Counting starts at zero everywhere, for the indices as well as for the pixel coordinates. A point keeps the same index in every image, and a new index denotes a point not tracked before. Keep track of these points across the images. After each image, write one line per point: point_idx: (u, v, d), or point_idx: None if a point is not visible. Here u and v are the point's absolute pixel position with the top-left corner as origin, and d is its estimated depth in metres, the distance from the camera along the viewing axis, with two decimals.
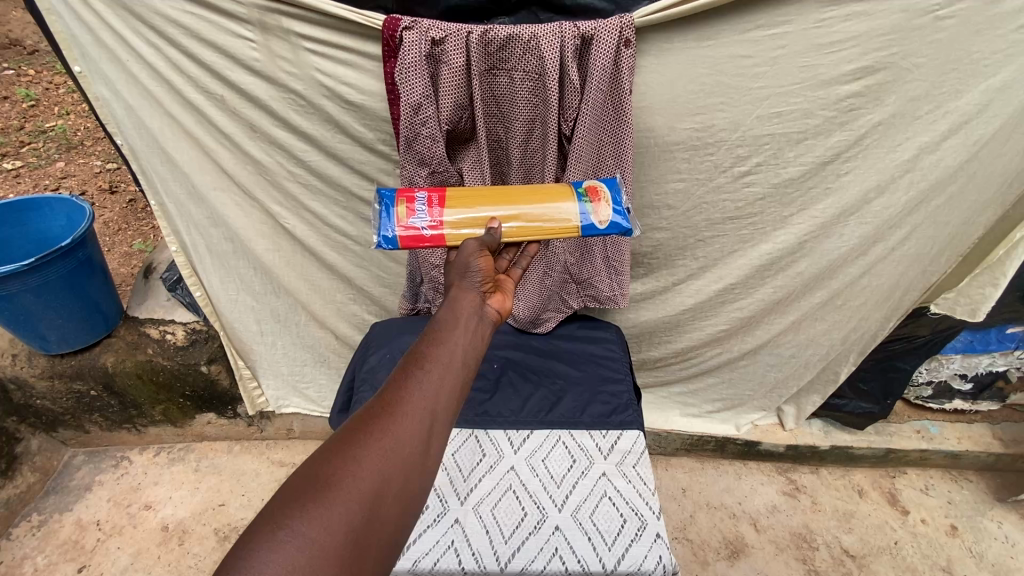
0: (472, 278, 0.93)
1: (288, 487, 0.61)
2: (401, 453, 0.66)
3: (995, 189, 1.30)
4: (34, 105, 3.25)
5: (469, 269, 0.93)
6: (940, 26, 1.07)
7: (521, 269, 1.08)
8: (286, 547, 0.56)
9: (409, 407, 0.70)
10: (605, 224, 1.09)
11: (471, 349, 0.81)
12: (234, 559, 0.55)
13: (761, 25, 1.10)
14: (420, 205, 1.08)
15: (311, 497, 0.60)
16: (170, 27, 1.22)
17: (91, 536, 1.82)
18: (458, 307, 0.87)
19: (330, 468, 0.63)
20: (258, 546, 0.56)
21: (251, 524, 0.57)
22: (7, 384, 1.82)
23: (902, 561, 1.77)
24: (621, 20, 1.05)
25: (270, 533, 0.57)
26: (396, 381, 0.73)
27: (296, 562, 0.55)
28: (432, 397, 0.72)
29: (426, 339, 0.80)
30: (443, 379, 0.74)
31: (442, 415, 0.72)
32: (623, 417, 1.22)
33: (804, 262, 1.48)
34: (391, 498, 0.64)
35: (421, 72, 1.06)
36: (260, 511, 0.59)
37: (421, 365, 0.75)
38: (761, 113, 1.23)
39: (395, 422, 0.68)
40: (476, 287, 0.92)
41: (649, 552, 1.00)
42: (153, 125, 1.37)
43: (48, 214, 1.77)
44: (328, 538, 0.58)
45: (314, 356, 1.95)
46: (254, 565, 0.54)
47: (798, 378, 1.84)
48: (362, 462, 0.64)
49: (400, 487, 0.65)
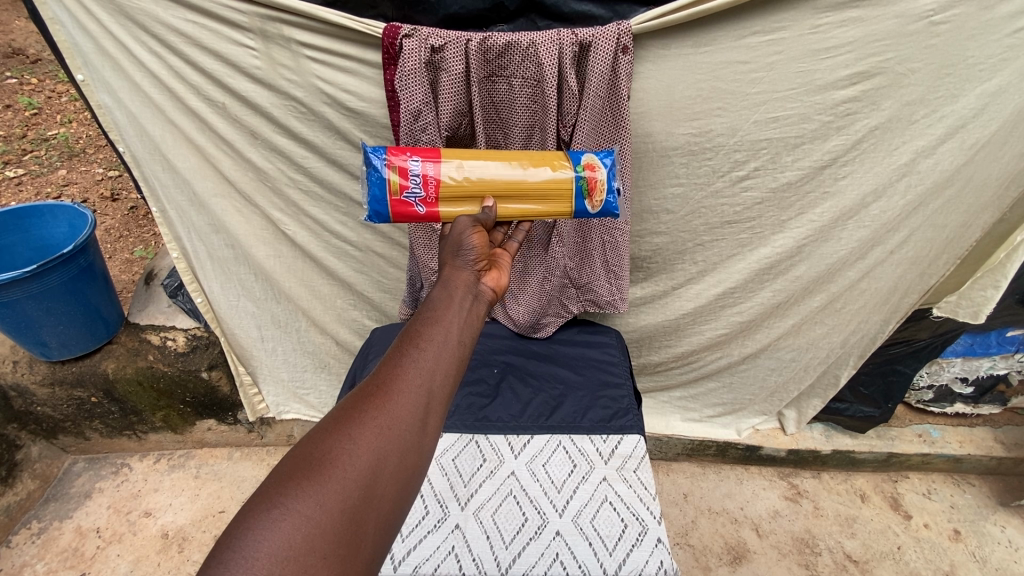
0: (466, 256, 0.93)
1: (282, 466, 0.62)
2: (396, 432, 0.67)
3: (992, 192, 1.31)
4: (36, 113, 3.27)
5: (462, 247, 0.93)
6: (934, 31, 1.08)
7: (516, 243, 1.08)
8: (282, 525, 0.56)
9: (404, 386, 0.70)
10: (598, 208, 1.08)
11: (466, 328, 0.82)
12: (230, 538, 0.55)
13: (757, 32, 1.11)
14: (414, 179, 1.03)
15: (307, 476, 0.60)
16: (171, 35, 1.23)
17: (91, 543, 1.82)
18: (452, 287, 0.87)
19: (326, 447, 0.63)
20: (255, 525, 0.56)
21: (245, 505, 0.57)
22: (7, 391, 1.82)
23: (905, 566, 1.75)
24: (618, 28, 1.06)
25: (265, 513, 0.57)
26: (391, 360, 0.73)
27: (293, 540, 0.56)
28: (427, 376, 0.73)
29: (420, 318, 0.80)
30: (437, 358, 0.75)
31: (438, 395, 0.73)
32: (623, 422, 1.22)
33: (803, 266, 1.49)
34: (388, 477, 0.64)
35: (420, 80, 1.08)
36: (253, 492, 0.58)
37: (416, 346, 0.75)
38: (758, 118, 1.24)
39: (390, 401, 0.68)
40: (469, 266, 0.92)
41: (650, 557, 0.99)
42: (155, 132, 1.38)
43: (49, 221, 1.77)
44: (325, 517, 0.58)
45: (314, 362, 1.95)
46: (251, 542, 0.54)
47: (799, 381, 1.84)
48: (358, 440, 0.64)
49: (397, 465, 0.65)
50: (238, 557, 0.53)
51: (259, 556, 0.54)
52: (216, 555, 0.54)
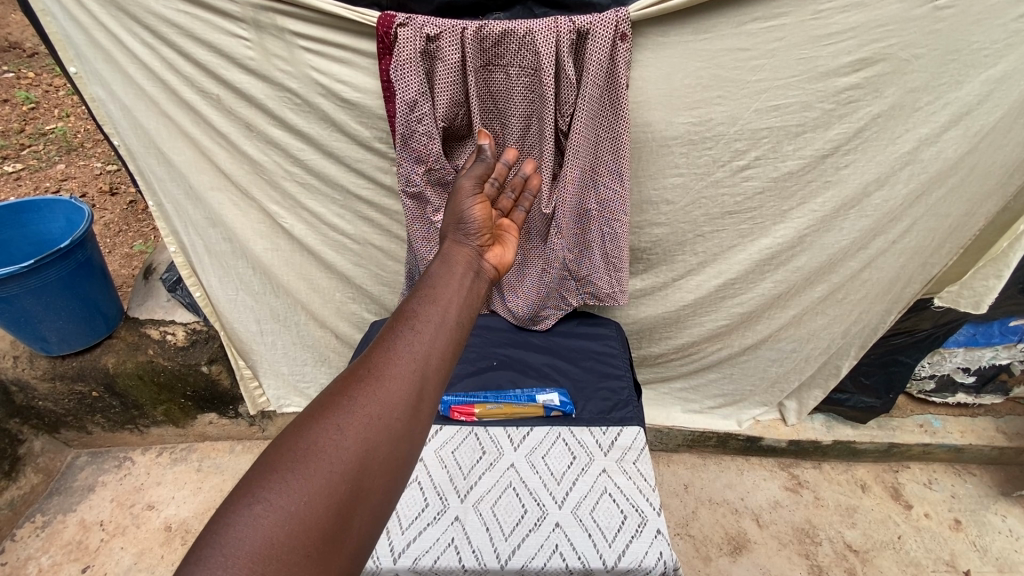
0: (467, 229, 0.95)
1: (267, 456, 0.61)
2: (386, 421, 0.66)
3: (996, 180, 1.29)
4: (34, 107, 3.26)
5: (464, 220, 0.95)
6: (940, 16, 1.07)
7: (522, 214, 1.10)
8: (265, 521, 0.56)
9: (395, 373, 0.69)
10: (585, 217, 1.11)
11: (462, 313, 0.81)
12: (211, 531, 0.55)
13: (758, 18, 1.10)
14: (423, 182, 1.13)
15: (291, 469, 0.59)
16: (164, 26, 1.22)
17: (95, 536, 1.83)
18: (453, 262, 0.89)
19: (312, 436, 0.62)
20: (236, 521, 0.55)
21: (227, 498, 0.57)
22: (9, 385, 1.83)
23: (906, 556, 1.75)
24: (616, 15, 1.05)
25: (248, 507, 0.56)
26: (383, 344, 0.72)
27: (275, 534, 0.55)
28: (419, 361, 0.72)
29: (415, 299, 0.79)
30: (429, 341, 0.74)
31: (430, 381, 0.72)
32: (623, 414, 1.22)
33: (804, 257, 1.48)
34: (376, 467, 0.63)
35: (416, 69, 1.06)
36: (235, 484, 0.58)
37: (407, 332, 0.74)
38: (759, 107, 1.22)
39: (381, 388, 0.68)
40: (471, 241, 0.94)
41: (650, 549, 0.99)
42: (150, 125, 1.37)
43: (47, 216, 1.77)
44: (309, 512, 0.57)
45: (314, 356, 1.94)
46: (232, 536, 0.54)
47: (799, 372, 1.83)
48: (345, 432, 0.63)
49: (385, 456, 0.64)
50: (220, 554, 0.53)
51: (240, 552, 0.54)
52: (197, 548, 0.54)
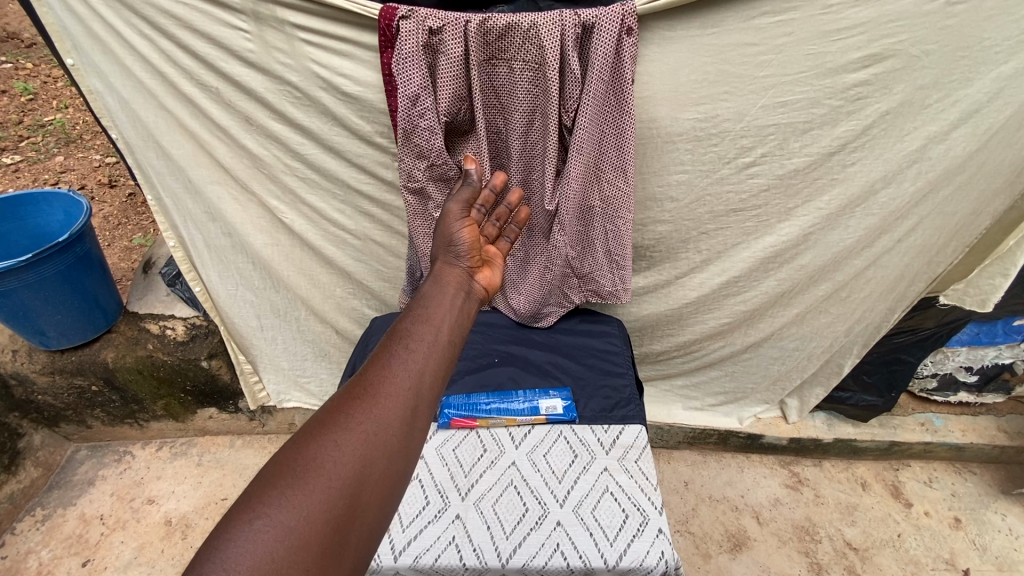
0: (457, 251, 0.98)
1: (265, 471, 0.60)
2: (384, 436, 0.65)
3: (1004, 179, 1.28)
4: (33, 98, 3.24)
5: (454, 242, 0.98)
6: (951, 11, 1.05)
7: (508, 242, 1.12)
8: (264, 537, 0.55)
9: (393, 388, 0.69)
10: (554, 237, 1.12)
11: (456, 328, 0.82)
12: (209, 548, 0.54)
13: (768, 12, 1.08)
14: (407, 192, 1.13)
15: (290, 484, 0.59)
16: (162, 18, 1.20)
17: (95, 531, 1.82)
18: (444, 282, 0.91)
19: (311, 452, 0.62)
20: (235, 537, 0.54)
21: (226, 514, 0.56)
22: (8, 379, 1.82)
23: (905, 554, 1.75)
24: (623, 8, 1.03)
25: (249, 523, 0.55)
26: (380, 359, 0.72)
27: (276, 551, 0.55)
28: (415, 376, 0.71)
29: (409, 317, 0.80)
30: (424, 358, 0.74)
31: (427, 394, 0.71)
32: (625, 412, 1.22)
33: (809, 255, 1.46)
34: (374, 483, 0.63)
35: (418, 62, 1.05)
36: (235, 499, 0.57)
37: (403, 347, 0.74)
38: (766, 103, 1.21)
39: (378, 404, 0.67)
40: (461, 262, 0.97)
41: (651, 548, 0.98)
42: (148, 118, 1.36)
43: (45, 209, 1.75)
44: (308, 528, 0.57)
45: (314, 351, 1.93)
46: (232, 554, 0.54)
47: (801, 370, 1.82)
48: (343, 447, 0.62)
49: (384, 470, 0.64)
50: (219, 569, 0.53)
51: (240, 568, 0.53)
52: (196, 565, 0.53)
